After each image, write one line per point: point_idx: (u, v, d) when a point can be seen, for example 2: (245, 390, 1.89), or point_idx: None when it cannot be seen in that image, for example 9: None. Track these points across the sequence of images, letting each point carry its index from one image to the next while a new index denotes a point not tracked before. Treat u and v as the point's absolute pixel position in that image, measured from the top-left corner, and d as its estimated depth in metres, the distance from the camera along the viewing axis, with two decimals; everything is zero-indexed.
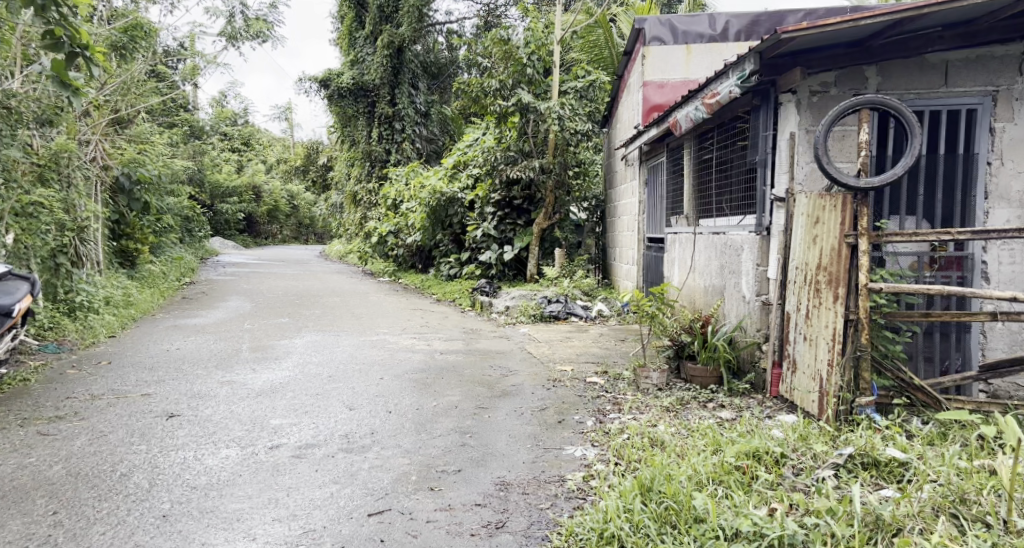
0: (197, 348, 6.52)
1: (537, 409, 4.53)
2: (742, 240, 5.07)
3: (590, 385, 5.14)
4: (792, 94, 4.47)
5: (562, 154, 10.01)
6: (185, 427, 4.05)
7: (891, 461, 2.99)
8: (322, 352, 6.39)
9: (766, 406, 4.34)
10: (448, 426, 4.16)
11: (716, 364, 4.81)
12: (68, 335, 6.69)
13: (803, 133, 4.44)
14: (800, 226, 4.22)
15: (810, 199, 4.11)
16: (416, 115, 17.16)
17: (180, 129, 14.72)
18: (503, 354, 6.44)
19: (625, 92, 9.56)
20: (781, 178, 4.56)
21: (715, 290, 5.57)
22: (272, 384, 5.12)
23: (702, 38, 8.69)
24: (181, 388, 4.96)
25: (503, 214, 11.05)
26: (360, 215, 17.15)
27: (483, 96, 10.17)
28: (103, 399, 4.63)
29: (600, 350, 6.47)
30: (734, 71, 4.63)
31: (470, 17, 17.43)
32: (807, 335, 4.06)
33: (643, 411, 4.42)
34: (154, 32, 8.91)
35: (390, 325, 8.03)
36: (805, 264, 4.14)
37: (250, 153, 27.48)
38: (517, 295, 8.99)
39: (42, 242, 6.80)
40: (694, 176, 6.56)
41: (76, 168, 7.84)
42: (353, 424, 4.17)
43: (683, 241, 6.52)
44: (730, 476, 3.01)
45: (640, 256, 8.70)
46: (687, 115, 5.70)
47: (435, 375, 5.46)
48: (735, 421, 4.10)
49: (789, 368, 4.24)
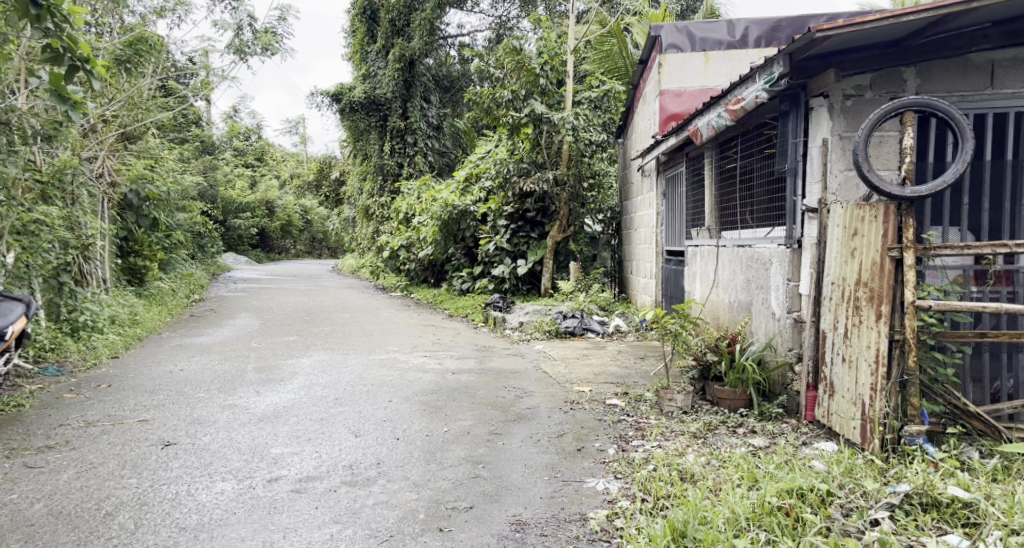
0: (201, 369, 6.30)
1: (554, 436, 4.24)
2: (770, 254, 4.78)
3: (610, 408, 4.85)
4: (824, 98, 4.19)
5: (576, 165, 9.75)
6: (179, 457, 3.81)
7: (954, 502, 2.75)
8: (329, 373, 6.13)
9: (801, 432, 4.03)
10: (459, 455, 3.88)
11: (744, 386, 4.52)
12: (70, 356, 6.53)
13: (837, 139, 4.16)
14: (835, 239, 3.93)
15: (848, 210, 3.82)
16: (428, 128, 17.03)
17: (190, 145, 14.66)
18: (517, 373, 6.15)
19: (641, 101, 9.34)
20: (814, 188, 4.28)
21: (741, 307, 5.27)
22: (276, 409, 4.87)
23: (722, 45, 8.47)
24: (181, 413, 4.74)
25: (516, 227, 10.77)
26: (372, 229, 16.98)
27: (495, 108, 9.98)
28: (97, 426, 4.41)
29: (619, 369, 6.17)
30: (760, 74, 4.39)
31: (482, 30, 17.35)
32: (846, 355, 3.76)
33: (668, 438, 4.13)
34: (161, 47, 8.80)
35: (400, 342, 7.78)
36: (842, 279, 3.85)
37: (264, 169, 27.57)
38: (531, 311, 8.72)
39: (44, 260, 6.67)
40: (716, 186, 6.28)
41: (82, 185, 7.72)
42: (357, 453, 3.91)
43: (705, 254, 6.22)
44: (771, 518, 2.74)
45: (658, 270, 8.41)
46: (709, 123, 5.45)
47: (446, 397, 5.19)
48: (770, 450, 3.81)
49: (825, 392, 3.94)
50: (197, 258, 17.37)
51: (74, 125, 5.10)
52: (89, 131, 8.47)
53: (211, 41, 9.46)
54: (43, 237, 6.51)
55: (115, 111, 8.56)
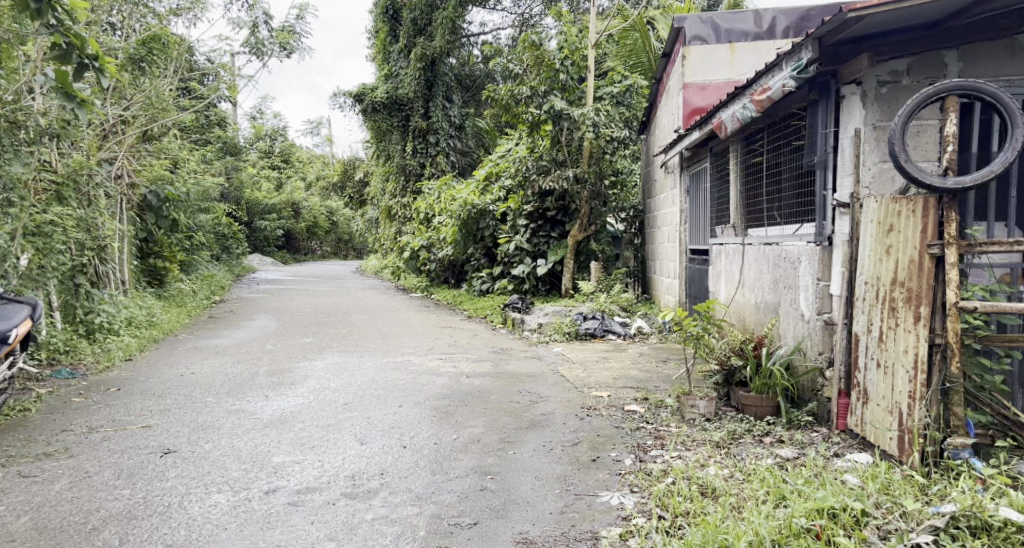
0: (213, 372, 6.19)
1: (569, 445, 4.03)
2: (798, 252, 4.51)
3: (629, 415, 4.61)
4: (857, 85, 3.92)
5: (597, 162, 9.49)
6: (177, 466, 3.67)
7: (1006, 525, 2.49)
8: (341, 376, 5.98)
9: (833, 442, 3.77)
10: (467, 465, 3.69)
11: (772, 392, 4.27)
12: (83, 359, 6.48)
13: (871, 129, 3.89)
14: (868, 235, 3.66)
15: (881, 204, 3.56)
16: (450, 128, 16.88)
17: (212, 146, 14.69)
18: (534, 377, 5.95)
19: (664, 96, 9.08)
20: (845, 182, 4.01)
21: (769, 308, 5.00)
22: (282, 414, 4.73)
23: (747, 36, 8.18)
24: (186, 419, 4.62)
25: (536, 226, 10.54)
26: (395, 230, 16.90)
27: (514, 105, 9.76)
28: (99, 432, 4.31)
29: (639, 373, 5.92)
30: (788, 61, 4.14)
31: (505, 28, 17.18)
32: (881, 361, 3.49)
33: (690, 447, 3.88)
34: (175, 45, 8.73)
35: (416, 345, 7.61)
36: (875, 278, 3.57)
37: (288, 171, 27.76)
38: (550, 312, 8.50)
39: (59, 262, 6.61)
40: (742, 182, 6.02)
41: (99, 186, 7.66)
42: (361, 462, 3.74)
43: (730, 252, 5.92)
44: (799, 541, 2.53)
45: (682, 269, 8.14)
46: (734, 114, 5.20)
47: (458, 403, 5.00)
48: (798, 461, 3.55)
49: (858, 400, 3.67)
50: (221, 258, 17.45)
51: (81, 122, 5.00)
52: (108, 133, 8.46)
53: (229, 40, 9.39)
54: (58, 238, 6.44)
55: (133, 112, 8.54)
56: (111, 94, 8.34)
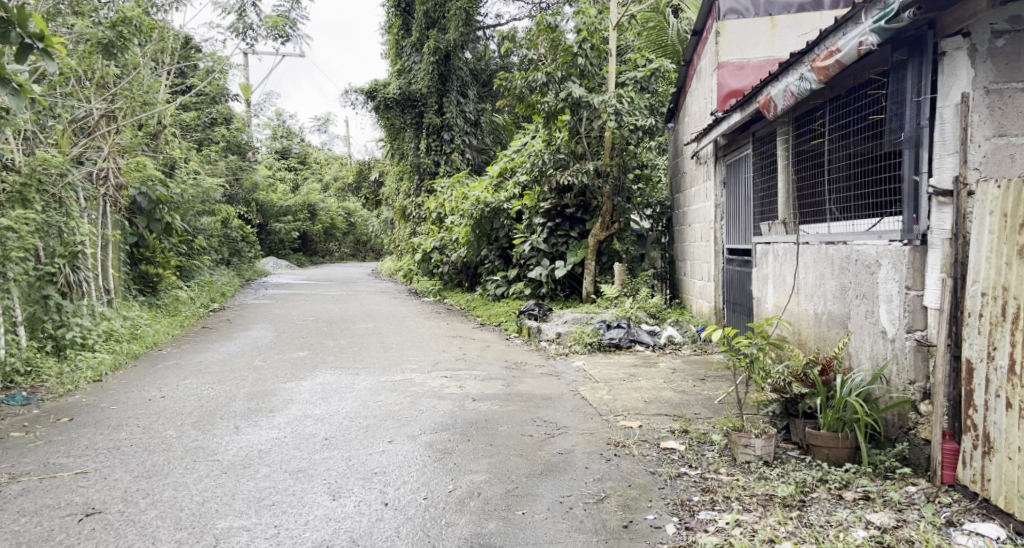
0: (187, 396, 5.44)
1: (593, 501, 3.18)
2: (876, 253, 3.61)
3: (666, 456, 3.75)
4: (964, 38, 3.05)
5: (620, 154, 8.66)
6: (94, 538, 2.90)
7: None
8: (329, 401, 5.17)
9: (942, 504, 2.87)
10: (460, 534, 2.89)
11: (850, 431, 3.40)
12: (44, 383, 5.78)
13: (982, 94, 3.01)
14: (987, 231, 2.79)
15: (1011, 189, 2.68)
16: (466, 124, 16.07)
17: (215, 147, 14.04)
18: (551, 400, 5.09)
19: (694, 79, 8.19)
20: (945, 163, 3.12)
21: (835, 322, 4.09)
22: (249, 454, 3.94)
23: (790, 9, 7.23)
24: (131, 462, 3.84)
25: (554, 224, 9.68)
26: (410, 231, 16.16)
27: (528, 93, 8.88)
28: (20, 483, 3.54)
29: (674, 395, 5.04)
30: (868, 12, 3.29)
31: (521, 19, 16.34)
32: (1015, 400, 2.63)
33: (751, 508, 3.01)
34: (150, 26, 7.97)
35: (421, 359, 6.79)
36: (1001, 288, 2.70)
37: (303, 173, 27.23)
38: (571, 320, 7.66)
39: (19, 271, 5.83)
40: (794, 171, 5.12)
41: (70, 185, 6.96)
42: (328, 529, 2.95)
43: (780, 253, 5.02)
44: None
45: (718, 272, 7.23)
46: (787, 87, 4.33)
47: (459, 437, 4.17)
48: (901, 535, 2.67)
49: (977, 446, 2.80)
50: (231, 263, 16.83)
51: (14, 112, 3.93)
52: (91, 131, 7.80)
53: (212, 22, 8.64)
54: (16, 246, 5.65)
55: (118, 106, 7.85)
56: (88, 85, 7.66)
